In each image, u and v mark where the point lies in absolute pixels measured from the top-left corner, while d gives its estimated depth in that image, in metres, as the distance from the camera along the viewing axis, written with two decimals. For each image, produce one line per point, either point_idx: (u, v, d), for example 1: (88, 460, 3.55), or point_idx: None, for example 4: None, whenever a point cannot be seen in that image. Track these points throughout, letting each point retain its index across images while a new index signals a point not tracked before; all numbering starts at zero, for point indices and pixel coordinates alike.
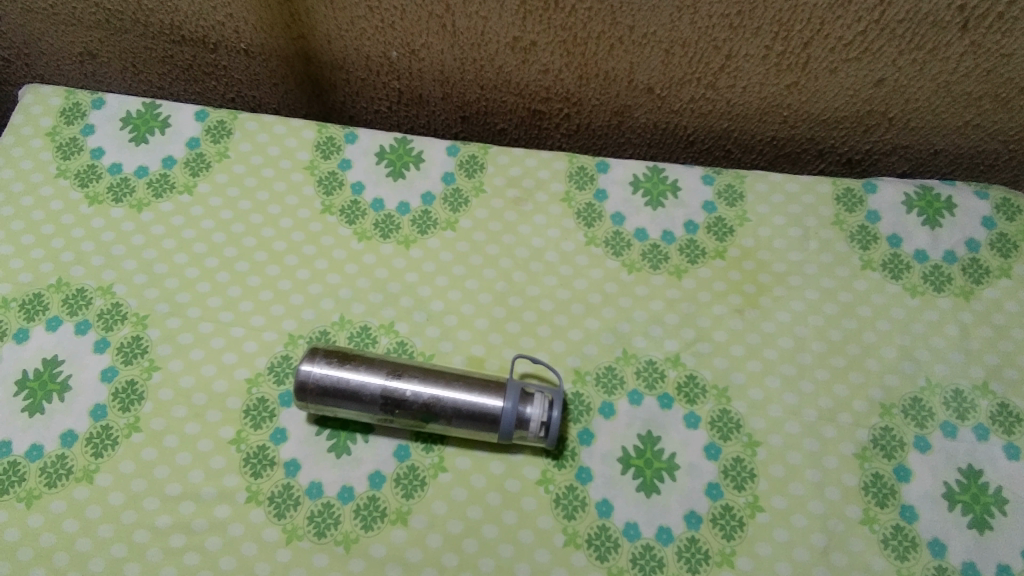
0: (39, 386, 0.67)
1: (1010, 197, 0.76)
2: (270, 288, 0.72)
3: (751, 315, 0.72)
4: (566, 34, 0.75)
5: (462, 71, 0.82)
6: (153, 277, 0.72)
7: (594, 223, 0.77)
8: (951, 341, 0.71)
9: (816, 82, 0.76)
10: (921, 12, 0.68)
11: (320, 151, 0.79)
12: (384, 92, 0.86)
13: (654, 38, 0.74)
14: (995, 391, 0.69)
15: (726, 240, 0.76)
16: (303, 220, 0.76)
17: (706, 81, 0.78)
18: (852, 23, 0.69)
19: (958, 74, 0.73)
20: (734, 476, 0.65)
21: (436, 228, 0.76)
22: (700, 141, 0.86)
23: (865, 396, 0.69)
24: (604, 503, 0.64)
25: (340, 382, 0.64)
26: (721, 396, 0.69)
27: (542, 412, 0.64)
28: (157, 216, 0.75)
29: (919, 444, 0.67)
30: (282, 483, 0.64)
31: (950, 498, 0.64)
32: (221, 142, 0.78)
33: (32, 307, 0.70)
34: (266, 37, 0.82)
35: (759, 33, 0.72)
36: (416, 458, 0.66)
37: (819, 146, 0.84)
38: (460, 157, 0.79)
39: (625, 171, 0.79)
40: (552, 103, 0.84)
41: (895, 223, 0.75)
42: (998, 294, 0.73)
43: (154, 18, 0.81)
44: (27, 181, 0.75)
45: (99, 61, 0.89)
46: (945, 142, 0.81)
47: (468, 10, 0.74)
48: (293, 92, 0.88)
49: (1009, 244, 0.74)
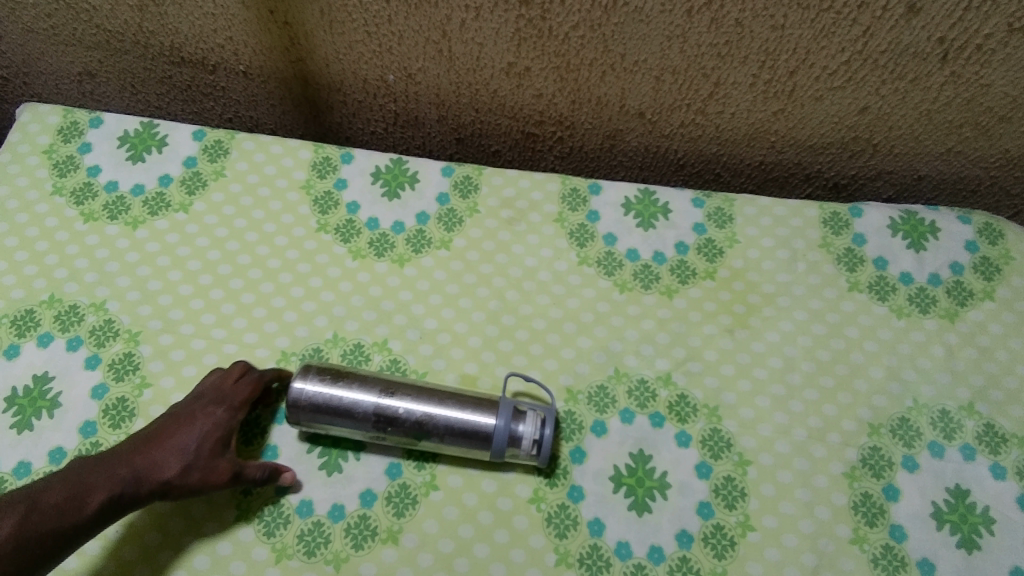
0: (28, 402, 0.66)
1: (992, 221, 0.78)
2: (264, 305, 0.73)
3: (741, 335, 0.73)
4: (560, 61, 0.77)
5: (458, 94, 0.83)
6: (147, 294, 0.73)
7: (587, 243, 0.78)
8: (937, 362, 0.72)
9: (802, 109, 0.78)
10: (902, 43, 0.70)
11: (316, 171, 0.79)
12: (380, 113, 0.88)
13: (644, 66, 0.76)
14: (981, 412, 0.70)
15: (716, 261, 0.77)
16: (299, 239, 0.76)
17: (696, 107, 0.80)
18: (836, 53, 0.71)
19: (939, 103, 0.75)
20: (725, 495, 0.66)
21: (430, 247, 0.77)
22: (690, 164, 0.87)
23: (853, 415, 0.70)
24: (596, 522, 0.64)
25: (334, 400, 0.64)
26: (711, 415, 0.70)
27: (533, 430, 0.64)
28: (153, 234, 0.76)
29: (907, 463, 0.67)
30: (273, 501, 0.64)
31: (938, 518, 0.65)
32: (217, 161, 0.79)
33: (24, 323, 0.70)
34: (264, 59, 0.83)
35: (746, 62, 0.74)
36: (408, 476, 0.66)
37: (806, 171, 0.86)
38: (455, 178, 0.80)
39: (617, 193, 0.80)
40: (546, 127, 0.86)
41: (881, 246, 0.77)
42: (982, 316, 0.74)
43: (154, 40, 0.82)
44: (23, 198, 0.76)
45: (97, 80, 0.90)
46: (929, 168, 0.83)
47: (465, 36, 0.76)
48: (290, 113, 0.90)
49: (992, 267, 0.76)
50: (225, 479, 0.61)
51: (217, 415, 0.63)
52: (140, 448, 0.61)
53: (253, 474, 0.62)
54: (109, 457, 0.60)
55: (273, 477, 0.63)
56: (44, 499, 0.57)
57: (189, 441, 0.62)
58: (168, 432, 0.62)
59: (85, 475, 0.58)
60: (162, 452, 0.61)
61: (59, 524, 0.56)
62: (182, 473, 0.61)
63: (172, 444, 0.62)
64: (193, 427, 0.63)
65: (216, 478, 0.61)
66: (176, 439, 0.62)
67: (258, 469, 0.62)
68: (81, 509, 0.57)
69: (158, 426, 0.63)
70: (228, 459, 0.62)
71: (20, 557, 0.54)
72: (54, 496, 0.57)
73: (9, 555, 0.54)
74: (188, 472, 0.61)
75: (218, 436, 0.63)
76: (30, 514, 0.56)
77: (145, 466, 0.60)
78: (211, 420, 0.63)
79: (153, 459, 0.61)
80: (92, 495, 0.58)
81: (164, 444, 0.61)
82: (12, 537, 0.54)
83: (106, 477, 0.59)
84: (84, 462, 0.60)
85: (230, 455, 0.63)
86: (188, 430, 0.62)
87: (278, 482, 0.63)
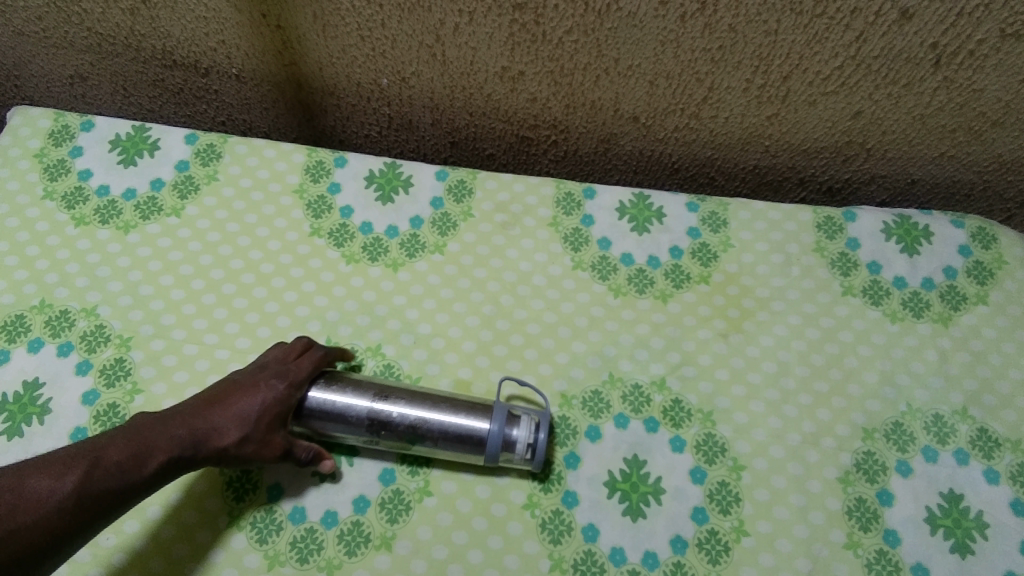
0: (18, 408, 0.66)
1: (986, 225, 0.78)
2: (257, 309, 0.72)
3: (736, 340, 0.73)
4: (553, 65, 0.77)
5: (452, 98, 0.83)
6: (139, 298, 0.72)
7: (581, 247, 0.77)
8: (931, 366, 0.72)
9: (795, 114, 0.78)
10: (895, 48, 0.70)
11: (309, 175, 0.79)
12: (374, 117, 0.87)
13: (639, 70, 0.76)
14: (975, 416, 0.70)
15: (711, 265, 0.77)
16: (291, 243, 0.76)
17: (690, 111, 0.80)
18: (829, 58, 0.71)
19: (932, 108, 0.75)
20: (719, 501, 0.66)
21: (424, 251, 0.77)
22: (684, 168, 0.87)
23: (847, 420, 0.70)
24: (590, 528, 0.64)
25: (327, 404, 0.64)
26: (706, 420, 0.69)
27: (528, 434, 0.64)
28: (145, 238, 0.75)
29: (900, 468, 0.67)
30: (266, 508, 0.64)
31: (932, 523, 0.65)
32: (210, 165, 0.78)
33: (14, 328, 0.69)
34: (257, 63, 0.82)
35: (739, 67, 0.74)
36: (401, 482, 0.65)
37: (800, 175, 0.86)
38: (449, 182, 0.80)
39: (612, 197, 0.80)
40: (540, 131, 0.85)
41: (875, 250, 0.77)
42: (976, 321, 0.74)
43: (146, 43, 0.82)
44: (14, 203, 0.75)
45: (90, 83, 0.89)
46: (922, 172, 0.83)
47: (458, 40, 0.75)
48: (284, 116, 0.89)
49: (985, 271, 0.76)
50: (276, 454, 0.62)
51: (277, 389, 0.63)
52: (202, 411, 0.61)
53: (300, 454, 0.63)
54: (171, 416, 0.60)
55: (315, 461, 0.63)
56: (107, 456, 0.56)
57: (248, 411, 0.61)
58: (230, 398, 0.62)
59: (147, 433, 0.58)
60: (222, 418, 0.60)
61: (119, 482, 0.55)
62: (238, 443, 0.60)
63: (233, 412, 0.61)
64: (254, 397, 0.62)
65: (268, 452, 0.61)
66: (237, 407, 0.61)
67: (306, 450, 0.63)
68: (140, 469, 0.57)
69: (219, 390, 0.62)
70: (282, 434, 0.63)
71: (81, 513, 0.53)
72: (116, 453, 0.56)
73: (72, 510, 0.53)
74: (244, 443, 0.60)
75: (278, 411, 0.62)
76: (94, 470, 0.55)
77: (204, 431, 0.60)
78: (273, 393, 0.62)
79: (213, 424, 0.60)
80: (152, 456, 0.57)
81: (224, 410, 0.61)
82: (76, 492, 0.53)
83: (167, 439, 0.58)
84: (145, 419, 0.60)
85: (285, 431, 0.63)
86: (249, 399, 0.62)
87: (318, 467, 0.64)
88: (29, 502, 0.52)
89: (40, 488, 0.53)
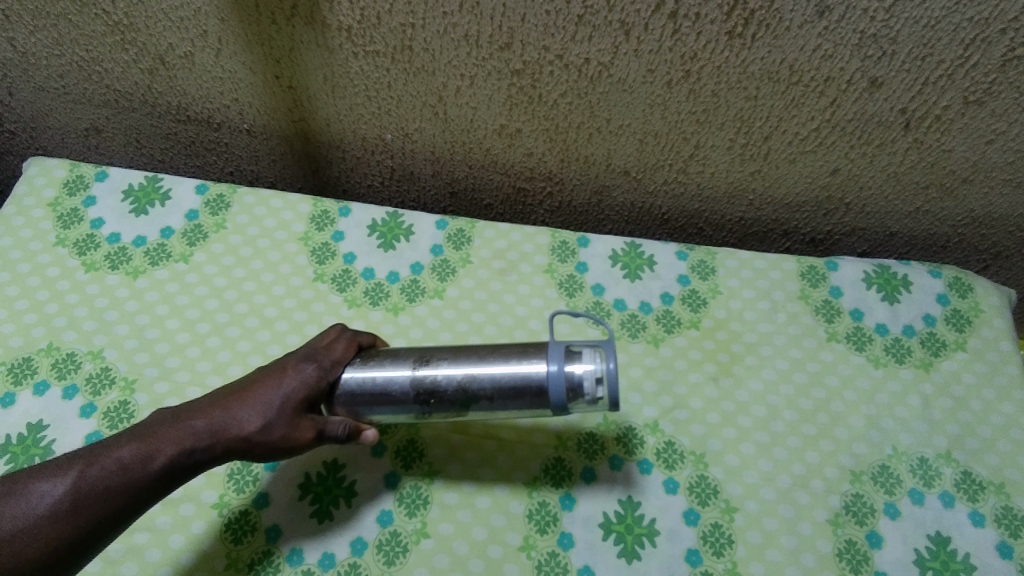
0: (22, 450, 0.67)
1: (961, 275, 0.81)
2: (259, 352, 0.74)
3: (726, 383, 0.76)
4: (549, 124, 0.81)
5: (452, 152, 0.87)
6: (145, 341, 0.74)
7: (576, 293, 0.80)
8: (915, 411, 0.75)
9: (777, 170, 0.82)
10: (868, 113, 0.74)
11: (315, 223, 0.82)
12: (377, 168, 0.91)
13: (629, 130, 0.80)
14: (959, 459, 0.72)
15: (700, 311, 0.80)
16: (296, 288, 0.78)
17: (678, 166, 0.84)
18: (806, 121, 0.76)
19: (906, 166, 0.80)
20: (712, 542, 0.67)
21: (424, 296, 0.79)
22: (673, 219, 0.91)
23: (835, 462, 0.72)
24: (586, 570, 0.65)
25: (369, 383, 0.65)
26: (698, 462, 0.71)
27: (596, 367, 0.62)
28: (153, 283, 0.77)
29: (888, 510, 0.69)
30: (264, 550, 0.65)
31: (921, 565, 0.67)
32: (219, 214, 0.81)
33: (20, 371, 0.71)
34: (268, 119, 0.86)
35: (723, 127, 0.78)
36: (398, 524, 0.66)
37: (784, 227, 0.90)
38: (448, 231, 0.83)
39: (604, 246, 0.83)
40: (536, 183, 0.89)
41: (856, 298, 0.80)
42: (956, 366, 0.77)
43: (162, 100, 0.86)
44: (26, 249, 0.78)
45: (103, 135, 0.93)
46: (899, 226, 0.87)
47: (460, 101, 0.80)
48: (291, 167, 0.93)
49: (962, 319, 0.79)
50: (309, 436, 0.63)
51: (304, 372, 0.64)
52: (222, 402, 0.62)
53: (337, 430, 0.64)
54: (189, 411, 0.61)
55: (353, 436, 0.64)
56: (106, 456, 0.57)
57: (270, 398, 0.62)
58: (253, 388, 0.63)
59: (160, 429, 0.59)
60: (242, 408, 0.61)
61: (121, 480, 0.57)
62: (261, 429, 0.61)
63: (255, 399, 0.62)
64: (278, 383, 0.63)
65: (301, 435, 0.62)
66: (258, 395, 0.62)
67: (340, 425, 0.64)
68: (146, 465, 0.58)
69: (244, 382, 0.64)
70: (313, 418, 0.63)
71: (77, 515, 0.55)
72: (120, 452, 0.57)
73: (68, 512, 0.55)
74: (268, 430, 0.61)
75: (304, 395, 0.63)
76: (89, 470, 0.56)
77: (222, 421, 0.60)
78: (298, 379, 0.63)
79: (233, 414, 0.61)
80: (162, 450, 0.58)
81: (246, 399, 0.62)
82: (67, 495, 0.55)
83: (180, 431, 0.59)
84: (161, 417, 0.61)
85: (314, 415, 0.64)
86: (271, 386, 0.62)
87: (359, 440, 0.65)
88: (26, 507, 0.54)
89: (37, 493, 0.55)
